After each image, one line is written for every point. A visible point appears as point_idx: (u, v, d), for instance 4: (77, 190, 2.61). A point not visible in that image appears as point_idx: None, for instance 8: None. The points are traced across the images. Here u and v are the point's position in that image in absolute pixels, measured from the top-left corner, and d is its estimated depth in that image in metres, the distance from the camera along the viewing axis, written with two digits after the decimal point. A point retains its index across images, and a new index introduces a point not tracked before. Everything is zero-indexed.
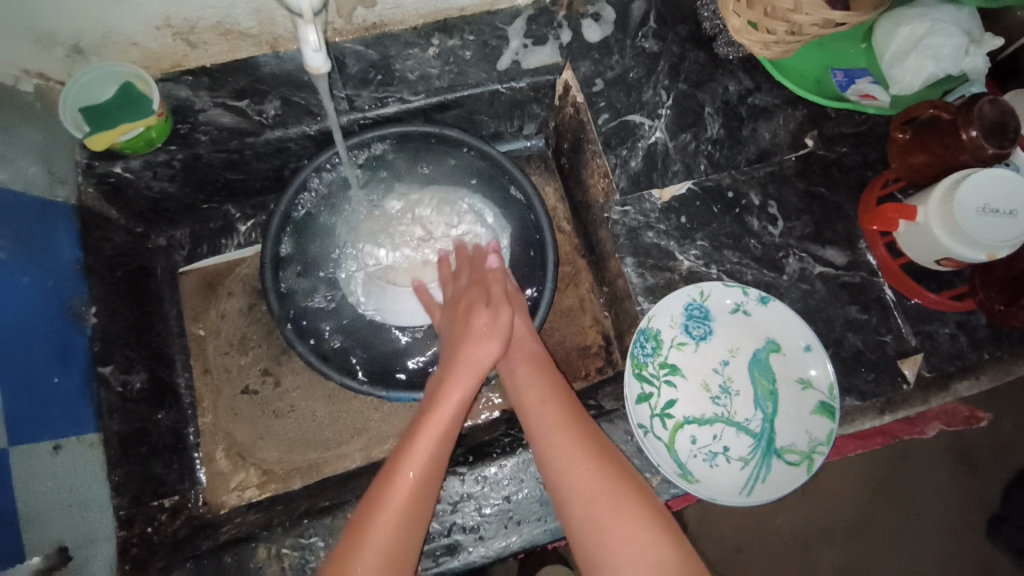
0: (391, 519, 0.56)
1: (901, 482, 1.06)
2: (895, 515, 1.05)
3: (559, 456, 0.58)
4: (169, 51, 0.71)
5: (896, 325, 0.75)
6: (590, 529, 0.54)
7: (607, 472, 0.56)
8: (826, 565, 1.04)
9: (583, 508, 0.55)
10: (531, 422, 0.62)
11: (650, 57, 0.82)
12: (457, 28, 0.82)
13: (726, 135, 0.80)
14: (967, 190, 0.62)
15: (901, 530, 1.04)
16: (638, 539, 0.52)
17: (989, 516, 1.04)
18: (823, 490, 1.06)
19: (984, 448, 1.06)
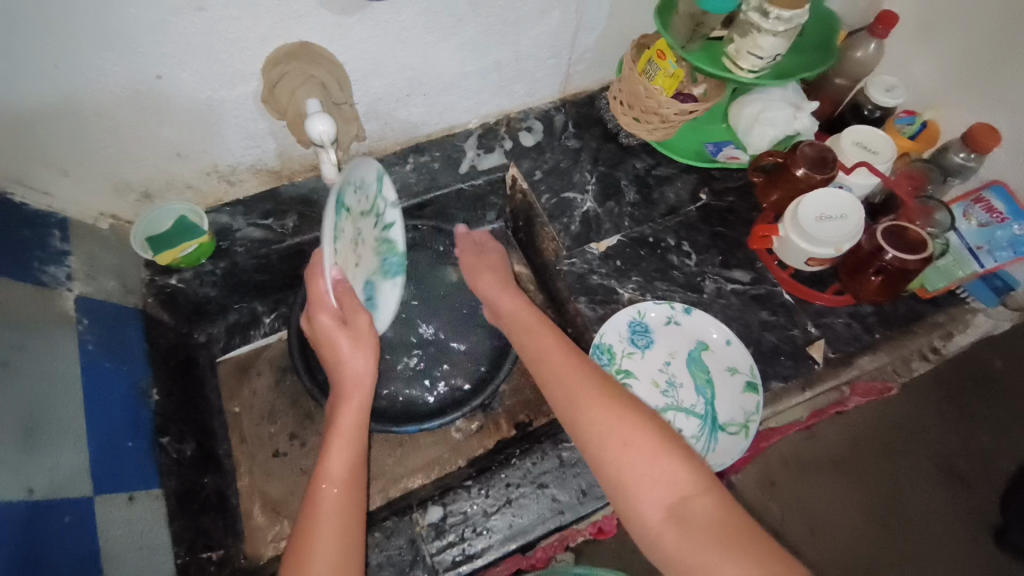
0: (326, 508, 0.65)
1: (902, 506, 1.18)
2: (909, 539, 1.16)
3: (604, 432, 0.65)
4: (214, 190, 0.95)
5: (801, 320, 0.94)
6: (632, 484, 0.62)
7: (653, 438, 0.64)
8: None
9: (625, 469, 0.62)
10: (580, 409, 0.68)
11: (573, 151, 1.10)
12: (426, 148, 1.08)
13: (641, 198, 1.05)
14: (805, 209, 0.87)
15: (916, 555, 1.15)
16: (682, 483, 0.61)
17: (993, 527, 1.18)
18: (840, 528, 1.17)
19: (970, 462, 1.22)
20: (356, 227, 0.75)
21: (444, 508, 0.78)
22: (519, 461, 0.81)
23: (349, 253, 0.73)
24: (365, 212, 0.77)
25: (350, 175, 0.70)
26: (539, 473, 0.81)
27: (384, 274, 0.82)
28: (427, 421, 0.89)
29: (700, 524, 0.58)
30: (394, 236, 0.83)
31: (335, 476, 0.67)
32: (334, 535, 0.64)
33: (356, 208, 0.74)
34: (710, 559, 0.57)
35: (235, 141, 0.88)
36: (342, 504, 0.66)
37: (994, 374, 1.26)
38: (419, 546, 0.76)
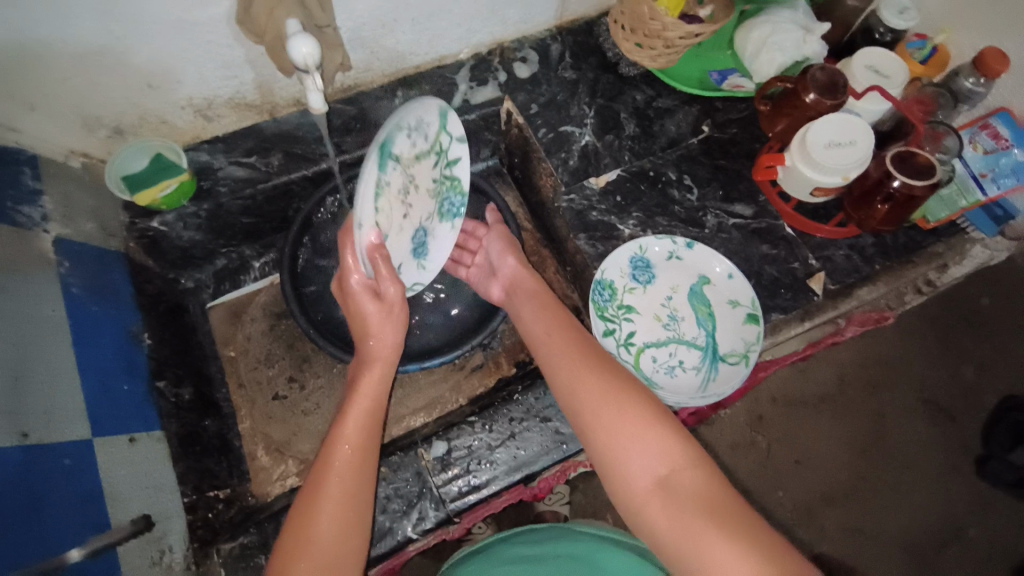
0: (338, 468, 0.63)
1: (883, 440, 1.22)
2: (889, 468, 1.20)
3: (593, 401, 0.63)
4: (191, 125, 0.90)
5: (802, 254, 0.92)
6: (616, 456, 0.60)
7: (640, 410, 0.61)
8: (834, 525, 1.18)
9: (611, 438, 0.60)
10: (571, 380, 0.66)
11: (570, 83, 1.04)
12: (416, 81, 1.03)
13: (641, 131, 1.01)
14: (814, 135, 0.84)
15: (896, 483, 1.20)
16: (669, 455, 0.58)
17: (977, 456, 1.21)
18: (819, 457, 1.21)
19: (952, 397, 1.24)
20: (406, 172, 0.71)
21: (448, 443, 0.80)
22: (522, 397, 0.83)
23: (393, 202, 0.71)
24: (421, 155, 0.73)
25: (399, 119, 0.66)
26: (543, 408, 0.82)
27: (442, 215, 0.82)
28: (427, 359, 0.88)
29: (684, 496, 0.56)
30: (458, 172, 0.80)
31: (351, 437, 0.65)
32: (343, 494, 0.61)
33: (409, 152, 0.70)
34: (694, 533, 0.54)
35: (210, 69, 0.82)
36: (355, 465, 0.63)
37: (986, 314, 1.27)
38: (425, 478, 0.78)
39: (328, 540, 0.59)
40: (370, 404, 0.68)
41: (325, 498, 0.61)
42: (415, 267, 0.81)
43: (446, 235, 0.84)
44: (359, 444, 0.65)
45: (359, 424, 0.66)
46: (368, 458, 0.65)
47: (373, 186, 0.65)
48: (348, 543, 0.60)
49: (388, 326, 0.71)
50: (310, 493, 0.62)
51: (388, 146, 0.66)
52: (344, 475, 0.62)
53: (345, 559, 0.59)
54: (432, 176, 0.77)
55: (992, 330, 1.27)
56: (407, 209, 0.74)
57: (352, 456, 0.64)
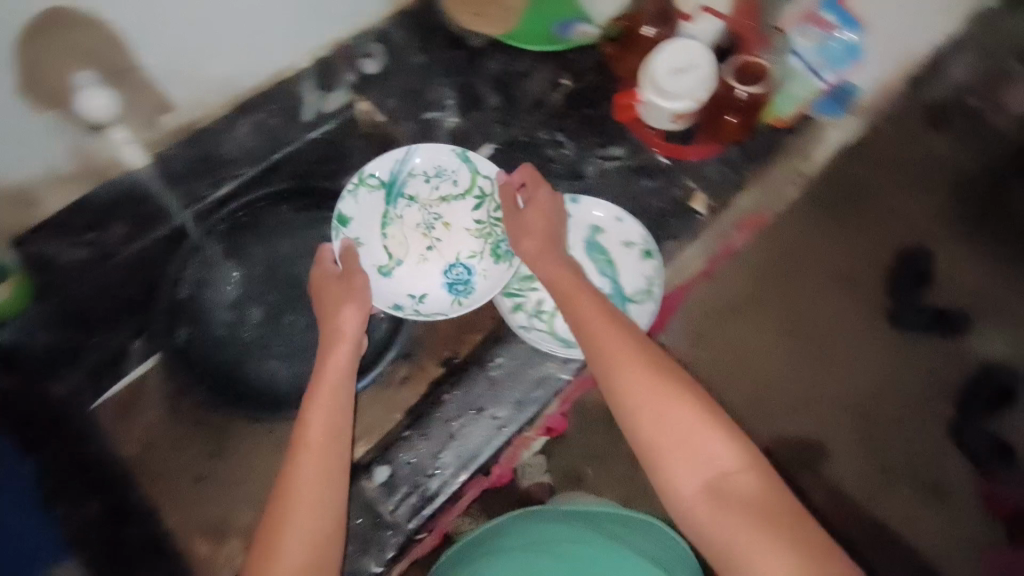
0: (309, 455, 0.66)
1: (806, 320, 1.22)
2: (817, 344, 1.21)
3: (649, 402, 0.62)
4: (11, 216, 0.80)
5: (680, 179, 0.95)
6: (665, 462, 0.60)
7: (694, 411, 0.61)
8: (782, 414, 1.19)
9: (665, 445, 0.60)
10: (616, 377, 0.64)
11: (421, 68, 1.00)
12: (258, 105, 0.94)
13: (504, 100, 1.00)
14: (654, 67, 0.87)
15: (827, 357, 1.20)
16: (719, 459, 0.59)
17: (890, 311, 1.21)
18: (751, 353, 1.21)
19: (858, 263, 1.22)
20: (425, 210, 0.94)
21: (389, 465, 0.80)
22: (450, 396, 0.83)
23: (412, 232, 0.93)
24: (448, 197, 0.94)
25: (411, 168, 0.93)
26: (473, 400, 0.83)
27: (497, 256, 0.92)
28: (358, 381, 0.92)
29: (737, 500, 0.57)
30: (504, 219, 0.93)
31: (319, 424, 0.68)
32: (310, 479, 0.64)
33: (430, 196, 0.94)
34: (745, 538, 0.55)
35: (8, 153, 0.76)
36: (321, 450, 0.67)
37: (870, 172, 1.24)
38: (376, 506, 0.79)
39: (302, 524, 0.62)
40: (334, 387, 0.72)
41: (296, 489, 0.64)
42: (450, 299, 0.91)
43: (502, 271, 0.91)
44: (327, 430, 0.68)
45: (325, 414, 0.69)
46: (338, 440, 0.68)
47: (380, 217, 0.92)
48: (317, 525, 0.63)
49: (350, 307, 0.76)
50: (281, 485, 0.65)
51: (399, 188, 0.93)
52: (315, 461, 0.66)
53: (316, 542, 0.62)
54: (478, 220, 0.93)
55: (879, 188, 1.24)
56: (435, 243, 0.93)
57: (320, 443, 0.67)
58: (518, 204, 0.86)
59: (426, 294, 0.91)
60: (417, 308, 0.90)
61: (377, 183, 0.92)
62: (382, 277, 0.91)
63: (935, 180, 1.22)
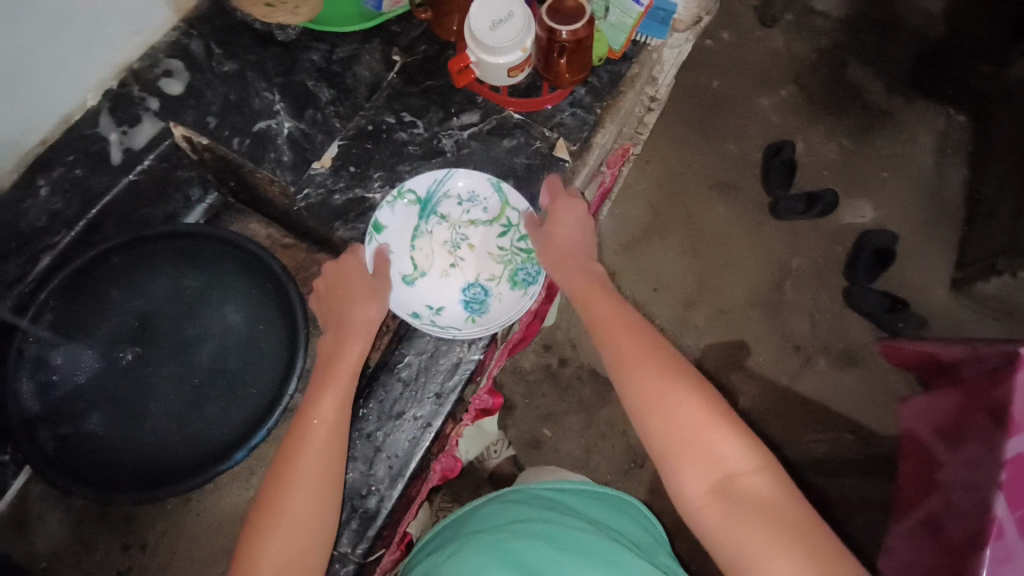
0: (311, 449, 0.68)
1: (704, 235, 1.31)
2: (717, 255, 1.30)
3: (661, 387, 0.61)
4: None
5: (538, 131, 0.94)
6: (671, 455, 0.59)
7: (710, 412, 0.59)
8: (702, 323, 1.26)
9: (676, 435, 0.59)
10: (632, 377, 0.63)
11: (234, 76, 0.91)
12: (54, 158, 0.83)
13: (337, 92, 0.94)
14: (475, 24, 0.84)
15: (728, 264, 1.29)
16: (730, 461, 0.58)
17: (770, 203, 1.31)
18: (661, 277, 1.29)
19: (727, 169, 1.35)
20: (455, 230, 0.88)
21: None
22: (366, 409, 0.81)
23: (438, 249, 0.88)
24: (478, 220, 0.88)
25: (446, 187, 0.87)
26: (391, 408, 0.82)
27: (516, 282, 0.85)
28: (253, 436, 0.78)
29: (746, 501, 0.57)
30: None
31: (324, 416, 0.70)
32: (315, 472, 0.67)
33: (460, 217, 0.88)
34: (753, 541, 0.55)
35: None
36: (326, 444, 0.68)
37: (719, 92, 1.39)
38: None
39: (297, 515, 0.65)
40: (344, 381, 0.72)
41: (293, 485, 0.66)
42: (465, 317, 0.85)
43: (511, 299, 0.84)
44: (328, 428, 0.69)
45: (332, 408, 0.70)
46: (339, 438, 0.69)
47: (412, 230, 0.87)
48: (315, 517, 0.65)
49: (363, 299, 0.76)
50: (281, 473, 0.67)
51: (433, 203, 0.87)
52: (315, 456, 0.67)
53: (309, 537, 0.65)
54: (501, 247, 0.87)
55: (732, 95, 1.39)
56: (458, 262, 0.88)
57: (324, 442, 0.68)
58: (539, 224, 0.82)
59: (444, 308, 0.86)
60: (434, 319, 0.84)
61: (413, 200, 0.86)
62: (406, 287, 0.85)
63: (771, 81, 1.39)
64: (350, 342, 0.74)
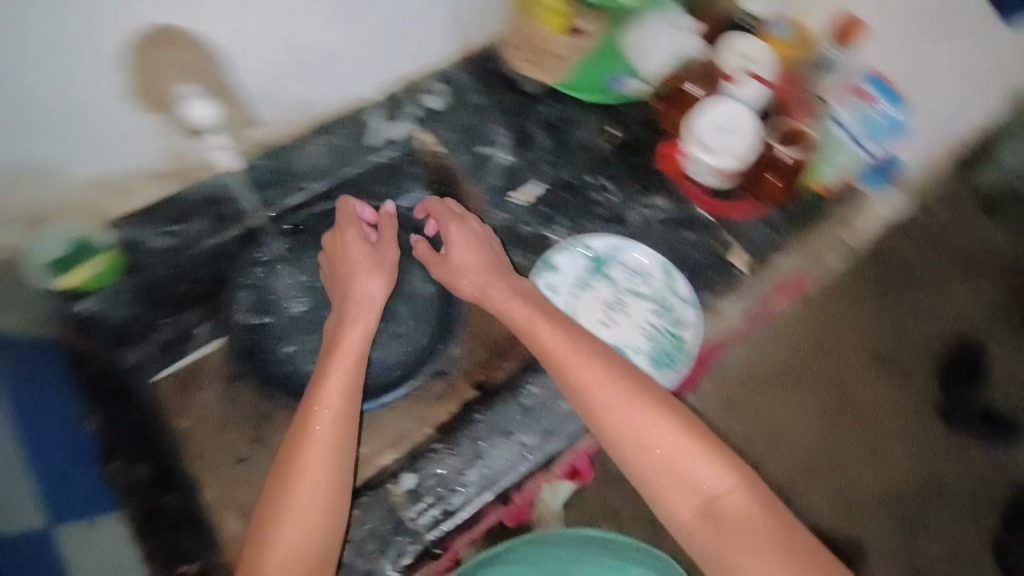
0: (322, 426, 0.73)
1: (851, 403, 1.16)
2: (861, 431, 1.14)
3: (631, 428, 0.68)
4: (110, 204, 0.90)
5: (721, 234, 1.00)
6: (661, 486, 0.66)
7: (689, 446, 0.67)
8: (819, 497, 1.10)
9: (665, 470, 0.66)
10: (608, 421, 0.70)
11: (480, 108, 1.08)
12: (330, 127, 1.03)
13: (555, 144, 1.06)
14: (698, 126, 0.93)
15: (871, 444, 1.14)
16: (710, 486, 0.65)
17: (937, 405, 1.16)
18: (789, 428, 1.14)
19: (906, 350, 1.19)
20: (614, 294, 0.95)
21: (417, 473, 0.86)
22: (482, 417, 0.89)
23: (595, 305, 0.95)
24: (639, 293, 0.95)
25: (621, 256, 0.97)
26: (502, 423, 0.89)
27: (657, 360, 0.91)
28: (387, 393, 0.92)
29: (727, 522, 0.63)
30: (683, 334, 0.92)
31: (331, 401, 0.75)
32: (324, 455, 0.72)
33: (625, 284, 0.95)
34: (746, 562, 0.61)
35: (119, 147, 0.85)
36: (335, 424, 0.74)
37: (917, 264, 1.23)
38: (399, 511, 0.83)
39: (317, 492, 0.70)
40: (350, 364, 0.79)
41: (309, 465, 0.71)
42: None
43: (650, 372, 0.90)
44: (339, 408, 0.75)
45: (340, 388, 0.76)
46: (349, 414, 0.75)
47: (578, 281, 0.95)
48: (333, 494, 0.71)
49: (377, 274, 0.85)
50: (292, 457, 0.72)
51: (603, 264, 0.96)
52: (329, 432, 0.73)
53: (331, 511, 0.71)
54: (653, 324, 0.93)
55: (934, 274, 1.22)
56: (610, 321, 0.94)
57: (334, 422, 0.74)
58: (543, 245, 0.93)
59: None
60: None
61: (588, 255, 0.97)
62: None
63: (969, 273, 1.23)
64: (356, 322, 0.81)
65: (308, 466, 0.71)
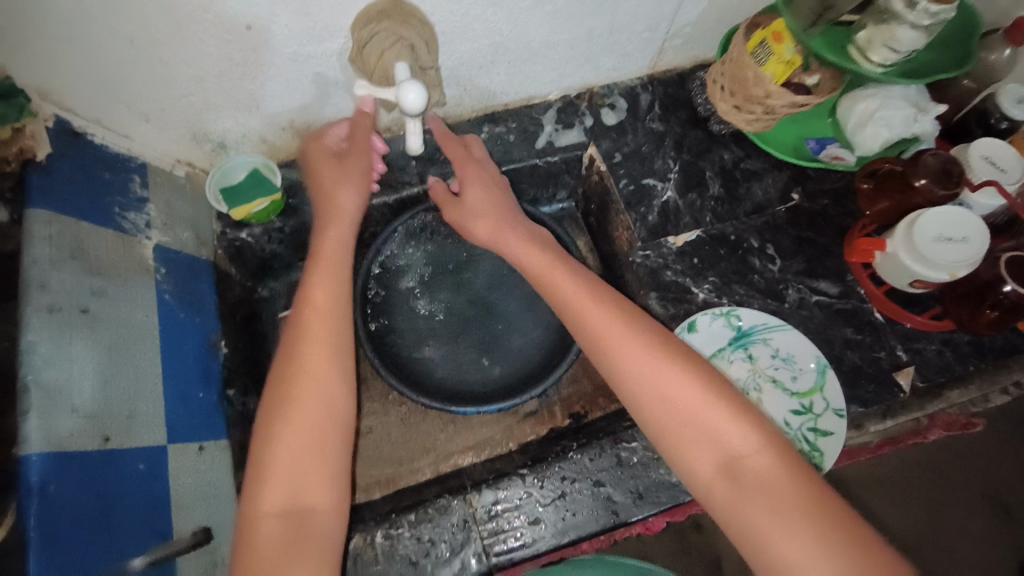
0: (311, 324, 0.68)
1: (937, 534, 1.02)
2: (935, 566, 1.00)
3: (648, 386, 0.63)
4: (287, 145, 0.93)
5: (888, 342, 0.88)
6: (685, 454, 0.61)
7: (711, 401, 0.61)
8: None
9: (682, 435, 0.61)
10: (631, 380, 0.64)
11: (658, 135, 1.01)
12: (502, 119, 1.02)
13: (726, 193, 0.97)
14: (922, 225, 0.80)
15: None
16: (733, 446, 0.60)
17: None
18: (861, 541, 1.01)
19: (1014, 491, 1.04)
20: (752, 376, 0.87)
21: (498, 493, 0.81)
22: (577, 456, 0.82)
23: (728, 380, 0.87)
24: (780, 384, 0.86)
25: (771, 336, 0.88)
26: (596, 470, 0.82)
27: None
28: (485, 404, 0.89)
29: (753, 484, 0.58)
30: (821, 444, 0.82)
31: (317, 299, 0.69)
32: (316, 355, 0.66)
33: (766, 368, 0.87)
34: (778, 531, 0.56)
35: (315, 98, 0.85)
36: (321, 324, 0.68)
37: None
38: (471, 526, 0.80)
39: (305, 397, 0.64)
40: (331, 264, 0.73)
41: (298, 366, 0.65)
42: None
43: None
44: (324, 307, 0.69)
45: (329, 288, 0.70)
46: (337, 309, 0.70)
47: (717, 349, 0.88)
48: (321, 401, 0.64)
49: (353, 187, 0.78)
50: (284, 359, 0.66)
51: (749, 341, 0.88)
52: (317, 332, 0.67)
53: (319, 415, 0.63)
54: (787, 422, 0.84)
55: None
56: None
57: (320, 323, 0.68)
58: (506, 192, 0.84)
59: None
60: None
61: (735, 326, 0.88)
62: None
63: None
64: (337, 231, 0.75)
65: (297, 365, 0.65)
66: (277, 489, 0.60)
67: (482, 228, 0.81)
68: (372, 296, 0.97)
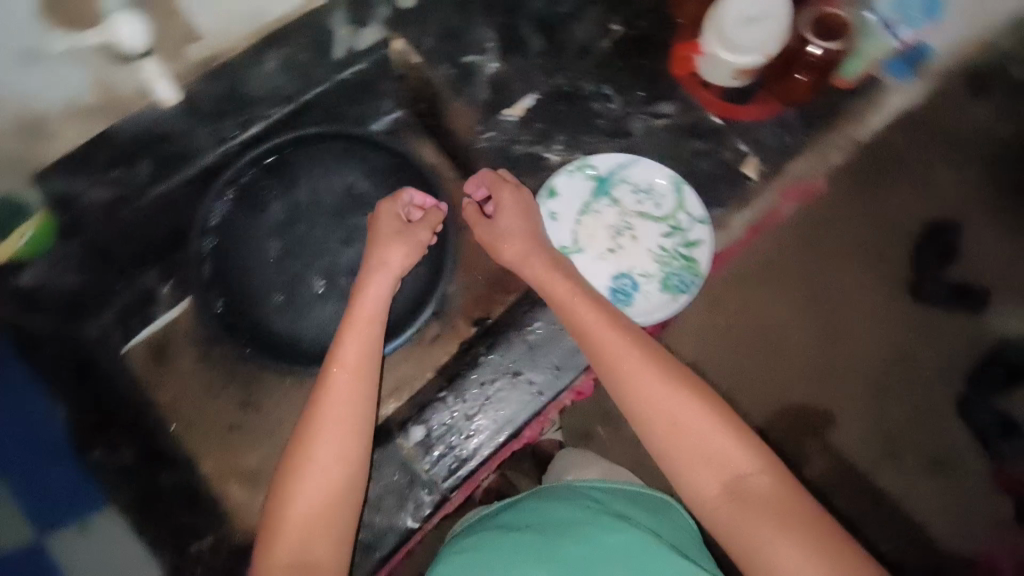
0: (336, 386, 0.65)
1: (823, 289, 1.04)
2: (827, 319, 1.03)
3: (662, 407, 0.60)
4: (28, 153, 0.74)
5: (731, 141, 0.91)
6: (689, 470, 0.58)
7: (719, 425, 0.59)
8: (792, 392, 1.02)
9: (689, 456, 0.58)
10: (640, 402, 0.61)
11: (463, 3, 0.89)
12: (287, 36, 0.83)
13: (549, 45, 0.93)
14: (729, 10, 0.80)
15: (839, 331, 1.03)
16: (737, 464, 0.57)
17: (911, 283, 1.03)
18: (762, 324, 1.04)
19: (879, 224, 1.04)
20: (621, 217, 0.88)
21: (426, 426, 0.79)
22: (487, 357, 0.81)
23: (601, 229, 0.87)
24: (647, 214, 0.87)
25: (628, 174, 0.88)
26: (510, 363, 0.81)
27: (668, 286, 0.85)
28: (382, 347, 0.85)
29: (758, 504, 0.55)
30: (695, 255, 0.86)
31: (348, 358, 0.66)
32: (344, 418, 0.63)
33: (631, 206, 0.88)
34: (777, 549, 0.53)
35: (30, 81, 0.68)
36: (352, 385, 0.65)
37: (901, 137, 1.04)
38: (412, 466, 0.78)
39: (330, 459, 0.61)
40: (365, 322, 0.69)
41: (322, 430, 0.62)
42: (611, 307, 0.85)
43: (663, 301, 0.84)
44: (355, 367, 0.66)
45: (359, 347, 0.67)
46: (369, 369, 0.67)
47: (581, 204, 0.87)
48: (342, 468, 0.61)
49: (395, 245, 0.74)
50: (307, 424, 0.63)
51: (608, 185, 0.88)
52: (344, 394, 0.64)
53: (340, 476, 0.61)
54: (662, 247, 0.86)
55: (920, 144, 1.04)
56: (617, 248, 0.87)
57: (349, 386, 0.65)
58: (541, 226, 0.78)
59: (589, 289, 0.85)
60: None
61: (592, 175, 0.88)
62: None
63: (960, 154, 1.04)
64: (372, 278, 0.72)
65: (322, 425, 0.62)
66: (282, 548, 0.58)
67: (510, 253, 0.76)
68: (219, 283, 0.86)
